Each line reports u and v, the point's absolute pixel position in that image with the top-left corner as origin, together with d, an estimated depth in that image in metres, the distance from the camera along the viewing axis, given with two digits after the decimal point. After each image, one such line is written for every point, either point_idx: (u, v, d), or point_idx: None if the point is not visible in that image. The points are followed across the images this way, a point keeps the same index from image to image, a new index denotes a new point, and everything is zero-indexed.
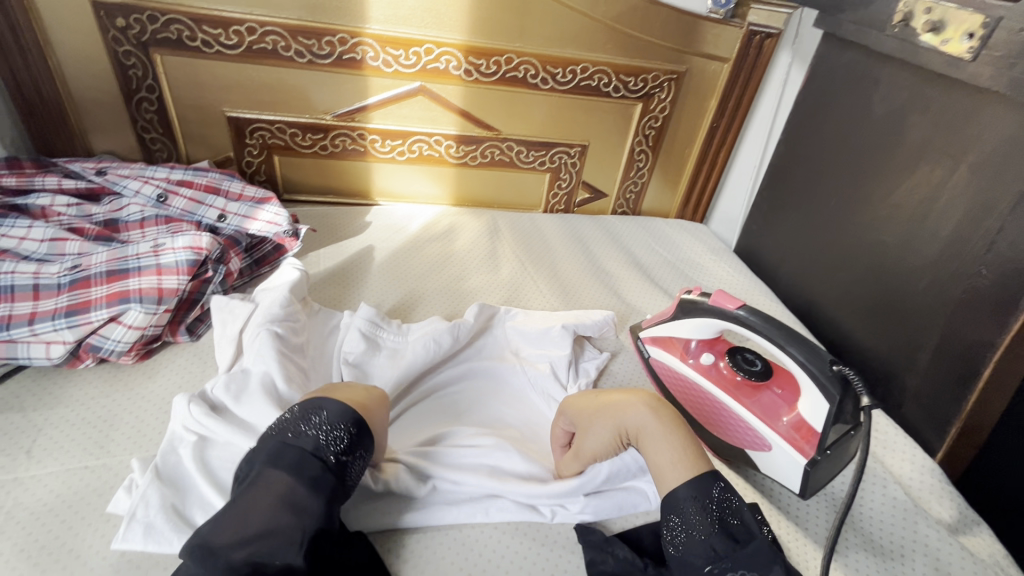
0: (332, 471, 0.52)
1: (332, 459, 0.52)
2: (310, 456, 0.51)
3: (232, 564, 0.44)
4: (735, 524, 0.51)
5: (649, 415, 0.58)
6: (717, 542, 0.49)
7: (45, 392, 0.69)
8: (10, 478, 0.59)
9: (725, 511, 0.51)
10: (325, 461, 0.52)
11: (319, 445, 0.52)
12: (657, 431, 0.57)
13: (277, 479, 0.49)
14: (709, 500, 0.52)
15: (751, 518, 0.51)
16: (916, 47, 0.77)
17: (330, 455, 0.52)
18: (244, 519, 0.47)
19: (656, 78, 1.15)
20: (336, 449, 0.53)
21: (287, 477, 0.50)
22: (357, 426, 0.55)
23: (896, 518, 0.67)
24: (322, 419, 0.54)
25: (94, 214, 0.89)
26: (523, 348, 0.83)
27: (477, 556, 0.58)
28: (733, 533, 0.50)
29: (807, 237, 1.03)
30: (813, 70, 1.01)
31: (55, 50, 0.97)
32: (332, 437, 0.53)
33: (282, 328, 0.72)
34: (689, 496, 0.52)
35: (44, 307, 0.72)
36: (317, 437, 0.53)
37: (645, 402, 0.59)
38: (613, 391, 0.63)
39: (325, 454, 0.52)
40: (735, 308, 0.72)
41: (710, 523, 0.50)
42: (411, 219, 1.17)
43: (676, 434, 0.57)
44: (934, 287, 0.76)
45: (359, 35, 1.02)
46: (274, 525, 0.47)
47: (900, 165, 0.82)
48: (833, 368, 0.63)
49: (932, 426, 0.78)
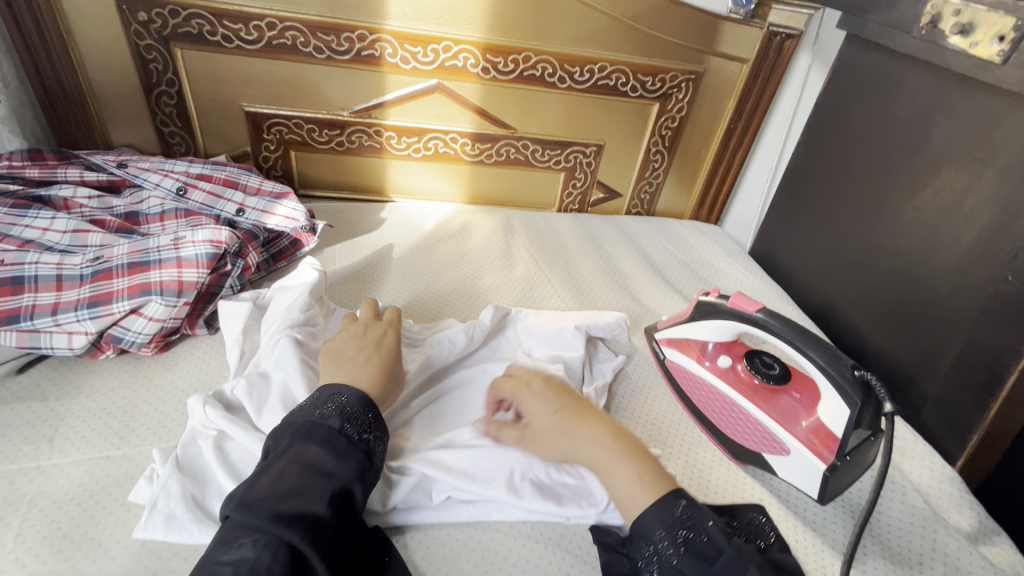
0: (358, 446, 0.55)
1: (357, 436, 0.55)
2: (335, 432, 0.54)
3: (272, 518, 0.47)
4: (701, 541, 0.51)
5: (600, 446, 0.59)
6: (686, 566, 0.50)
7: (66, 382, 0.70)
8: (32, 466, 0.60)
9: (691, 530, 0.52)
10: (350, 437, 0.55)
11: (345, 422, 0.55)
12: (612, 462, 0.58)
13: (307, 450, 0.52)
14: (674, 523, 0.52)
15: (716, 529, 0.52)
16: (943, 50, 0.76)
17: (356, 432, 0.55)
18: (277, 481, 0.50)
19: (674, 78, 1.14)
20: (361, 427, 0.56)
21: (315, 448, 0.52)
22: (375, 410, 0.58)
23: (915, 526, 0.66)
24: (344, 401, 0.57)
25: (115, 206, 0.90)
26: (535, 348, 0.80)
27: (493, 555, 0.58)
28: (700, 552, 0.50)
29: (825, 241, 1.02)
30: (835, 71, 1.00)
31: (78, 43, 0.97)
32: (355, 418, 0.56)
33: (302, 334, 0.70)
34: (655, 521, 0.53)
35: (66, 297, 0.72)
36: (343, 414, 0.56)
37: (595, 438, 0.60)
38: (563, 397, 0.64)
39: (350, 431, 0.55)
40: (755, 310, 0.71)
41: (677, 546, 0.51)
42: (426, 216, 1.17)
43: (629, 462, 0.57)
44: (957, 293, 0.75)
45: (378, 31, 1.02)
46: (306, 488, 0.50)
47: (924, 169, 0.81)
48: (855, 374, 0.62)
49: (953, 433, 0.77)
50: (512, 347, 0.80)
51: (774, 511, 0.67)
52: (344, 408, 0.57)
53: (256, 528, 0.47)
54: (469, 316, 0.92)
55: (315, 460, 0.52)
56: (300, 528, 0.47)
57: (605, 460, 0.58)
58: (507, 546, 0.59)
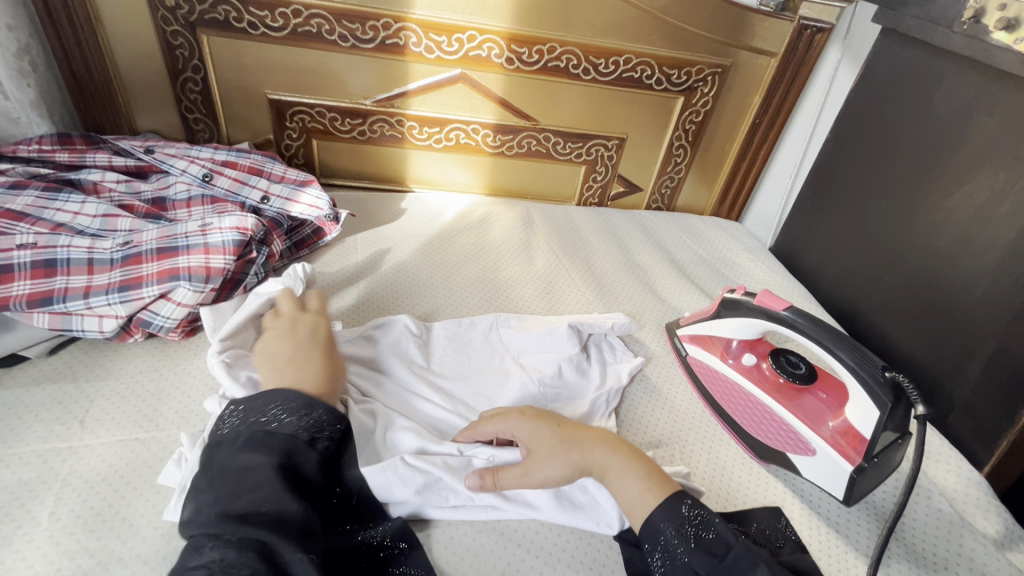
0: (279, 433, 0.53)
1: (275, 424, 0.53)
2: (254, 430, 0.53)
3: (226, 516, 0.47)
4: (710, 538, 0.51)
5: (609, 450, 0.59)
6: (697, 562, 0.50)
7: (96, 364, 0.71)
8: (64, 446, 0.61)
9: (699, 527, 0.52)
10: (268, 428, 0.53)
11: (258, 416, 0.54)
12: (622, 467, 0.57)
13: (236, 453, 0.51)
14: (682, 521, 0.52)
15: (724, 526, 0.52)
16: (986, 46, 0.74)
17: (271, 423, 0.54)
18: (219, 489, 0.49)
19: (700, 71, 1.12)
20: (276, 413, 0.54)
21: (240, 451, 0.51)
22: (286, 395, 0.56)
23: (941, 530, 0.65)
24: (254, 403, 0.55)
25: (142, 191, 0.91)
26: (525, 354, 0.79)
27: (514, 556, 0.58)
28: (710, 548, 0.51)
29: (851, 240, 1.00)
30: (868, 66, 0.97)
31: (106, 28, 0.98)
32: (265, 407, 0.55)
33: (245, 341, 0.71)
34: (664, 521, 0.53)
35: (98, 281, 0.73)
36: (253, 411, 0.54)
37: (606, 445, 0.59)
38: (549, 421, 0.62)
39: (268, 422, 0.53)
40: (781, 308, 0.70)
41: (687, 544, 0.51)
42: (445, 208, 1.17)
43: (636, 465, 0.58)
44: (991, 295, 0.74)
45: (403, 20, 1.01)
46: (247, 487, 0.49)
47: (959, 169, 0.80)
48: (886, 375, 0.61)
49: (981, 438, 0.76)
50: (498, 358, 0.79)
51: (797, 510, 0.67)
52: (253, 403, 0.55)
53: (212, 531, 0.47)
54: (488, 310, 0.91)
55: (246, 459, 0.51)
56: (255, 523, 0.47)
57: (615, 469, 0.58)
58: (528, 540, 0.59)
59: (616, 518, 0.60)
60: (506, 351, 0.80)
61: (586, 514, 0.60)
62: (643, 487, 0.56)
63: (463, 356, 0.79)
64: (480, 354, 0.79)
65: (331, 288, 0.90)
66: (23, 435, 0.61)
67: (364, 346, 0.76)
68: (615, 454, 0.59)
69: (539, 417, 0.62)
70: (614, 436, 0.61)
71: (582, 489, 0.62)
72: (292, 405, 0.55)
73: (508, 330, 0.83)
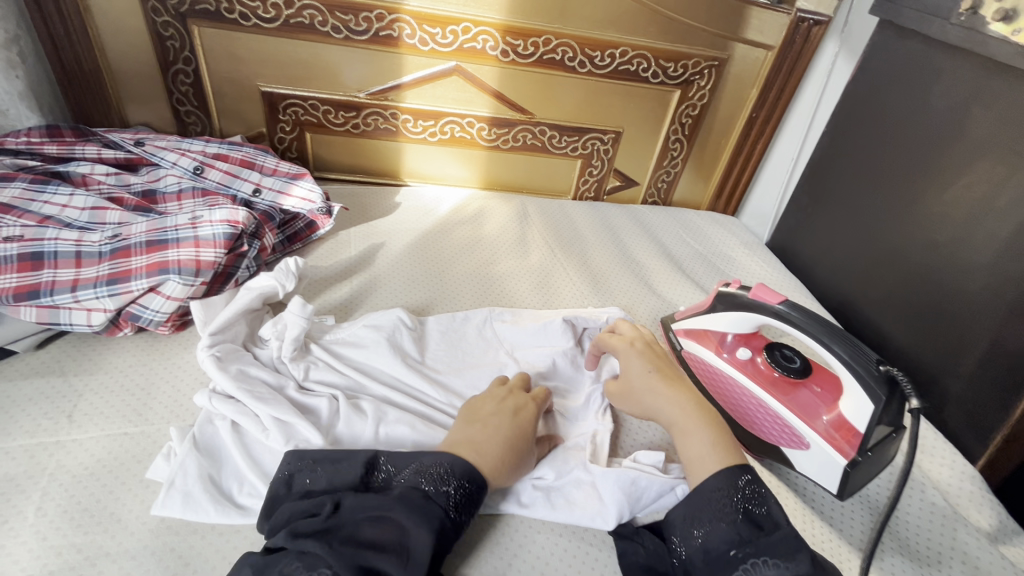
0: (437, 504, 0.51)
1: (432, 491, 0.51)
2: (412, 489, 0.51)
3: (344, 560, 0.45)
4: (761, 514, 0.52)
5: (681, 408, 0.62)
6: (742, 529, 0.51)
7: (84, 358, 0.70)
8: (52, 441, 0.60)
9: (750, 502, 0.53)
10: (429, 494, 0.51)
11: (422, 476, 0.52)
12: (689, 423, 0.60)
13: (385, 507, 0.49)
14: (734, 493, 0.53)
15: (777, 509, 0.53)
16: (984, 37, 0.74)
17: (431, 488, 0.52)
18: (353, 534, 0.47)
19: (697, 64, 1.12)
20: (439, 479, 0.52)
21: (396, 504, 0.50)
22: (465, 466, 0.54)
23: (934, 524, 0.65)
24: (425, 464, 0.54)
25: (132, 183, 0.90)
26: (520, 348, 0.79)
27: (507, 550, 0.57)
28: (757, 521, 0.52)
29: (848, 234, 1.00)
30: (865, 58, 0.97)
31: (95, 19, 0.96)
32: (435, 472, 0.53)
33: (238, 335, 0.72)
34: (714, 489, 0.54)
35: (85, 274, 0.72)
36: (418, 466, 0.54)
37: (686, 397, 0.63)
38: (651, 357, 0.68)
39: (427, 486, 0.51)
40: (777, 303, 0.70)
41: (736, 515, 0.52)
42: (440, 202, 1.16)
43: (705, 424, 0.60)
44: (988, 289, 0.74)
45: (397, 11, 1.00)
46: (383, 543, 0.47)
47: (956, 161, 0.79)
48: (880, 368, 0.61)
49: (975, 431, 0.76)
50: (493, 352, 0.79)
51: (791, 504, 0.66)
52: (420, 462, 0.54)
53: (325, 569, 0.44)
54: (482, 304, 0.91)
55: (398, 516, 0.49)
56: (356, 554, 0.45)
57: (685, 425, 0.60)
58: (523, 533, 0.59)
59: (613, 512, 0.59)
60: (501, 347, 0.80)
61: (580, 509, 0.60)
62: (709, 446, 0.58)
63: (460, 350, 0.78)
64: (483, 346, 0.80)
65: (322, 281, 0.90)
66: (12, 429, 0.61)
67: (358, 340, 0.76)
68: (694, 409, 0.61)
69: (644, 350, 0.69)
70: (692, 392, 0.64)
71: (580, 485, 0.62)
72: (456, 474, 0.53)
73: (503, 324, 0.82)
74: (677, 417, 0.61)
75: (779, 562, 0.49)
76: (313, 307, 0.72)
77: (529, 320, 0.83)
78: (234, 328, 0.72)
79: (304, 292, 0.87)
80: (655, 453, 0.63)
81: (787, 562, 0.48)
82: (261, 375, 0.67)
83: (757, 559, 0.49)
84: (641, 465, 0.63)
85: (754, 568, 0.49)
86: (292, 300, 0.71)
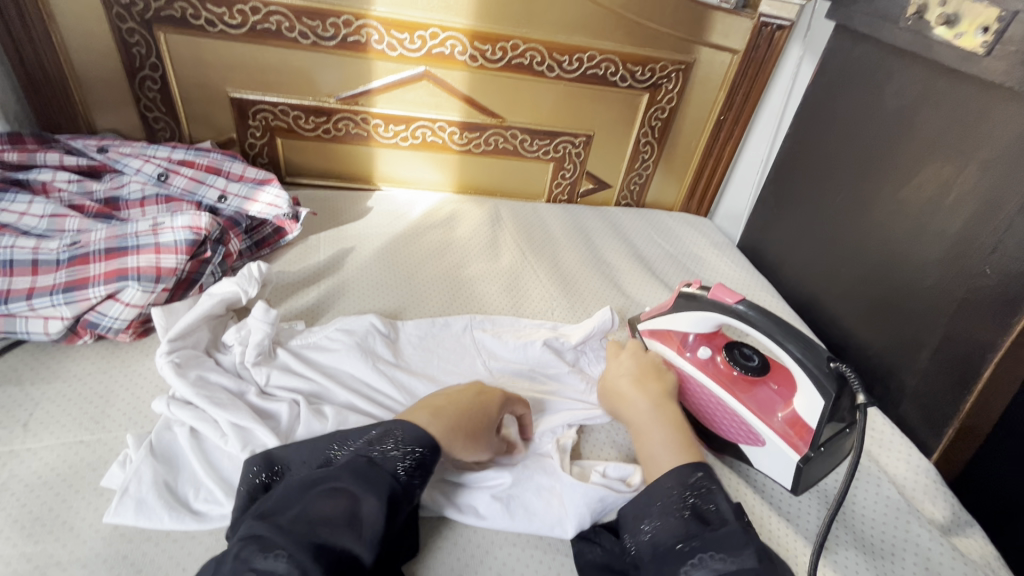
0: (385, 470, 0.50)
1: (379, 457, 0.51)
2: (358, 458, 0.51)
3: (298, 538, 0.43)
4: (708, 509, 0.52)
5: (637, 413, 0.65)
6: (688, 524, 0.52)
7: (42, 367, 0.70)
8: (5, 450, 0.60)
9: (700, 497, 0.53)
10: (374, 460, 0.50)
11: (368, 444, 0.52)
12: (649, 425, 0.63)
13: (334, 478, 0.48)
14: (685, 489, 0.54)
15: (726, 504, 0.53)
16: (928, 41, 0.76)
17: (377, 453, 0.51)
18: (303, 510, 0.46)
19: (664, 68, 1.13)
20: (383, 445, 0.52)
21: (344, 475, 0.49)
22: (408, 432, 0.54)
23: (889, 517, 0.66)
24: (371, 436, 0.53)
25: (95, 191, 0.89)
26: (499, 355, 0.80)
27: (466, 552, 0.58)
28: (704, 516, 0.52)
29: (811, 233, 1.02)
30: (824, 62, 0.99)
31: (59, 26, 0.96)
32: (380, 440, 0.53)
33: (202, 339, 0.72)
34: (668, 486, 0.55)
35: (42, 282, 0.72)
36: (365, 438, 0.53)
37: (648, 397, 0.66)
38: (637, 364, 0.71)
39: (373, 452, 0.51)
40: (734, 302, 0.71)
41: (684, 511, 0.53)
42: (412, 205, 1.17)
43: (663, 426, 0.62)
44: (939, 286, 0.75)
45: (364, 16, 1.01)
46: (333, 516, 0.46)
47: (909, 162, 0.81)
48: (830, 365, 0.62)
49: (930, 425, 0.78)
50: (460, 355, 0.79)
51: (749, 499, 0.67)
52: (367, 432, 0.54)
53: (282, 551, 0.42)
54: (451, 308, 0.91)
55: (348, 486, 0.48)
56: (304, 532, 0.44)
57: (644, 427, 0.63)
58: (482, 533, 0.59)
59: (574, 522, 0.58)
60: (467, 350, 0.80)
61: (539, 518, 0.59)
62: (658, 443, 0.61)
63: (430, 354, 0.79)
64: (454, 350, 0.80)
65: (289, 287, 0.90)
66: None
67: (322, 347, 0.76)
68: (653, 410, 0.64)
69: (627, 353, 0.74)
70: (662, 390, 0.67)
71: (539, 492, 0.61)
72: (400, 439, 0.53)
73: (483, 332, 0.83)
74: (637, 419, 0.65)
75: (725, 556, 0.48)
76: (276, 312, 0.72)
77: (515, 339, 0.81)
78: (195, 334, 0.71)
79: (270, 298, 0.87)
80: (623, 466, 0.64)
81: (732, 557, 0.48)
82: (221, 381, 0.67)
83: (703, 554, 0.49)
84: (608, 479, 0.62)
85: (699, 561, 0.48)
86: (256, 305, 0.72)
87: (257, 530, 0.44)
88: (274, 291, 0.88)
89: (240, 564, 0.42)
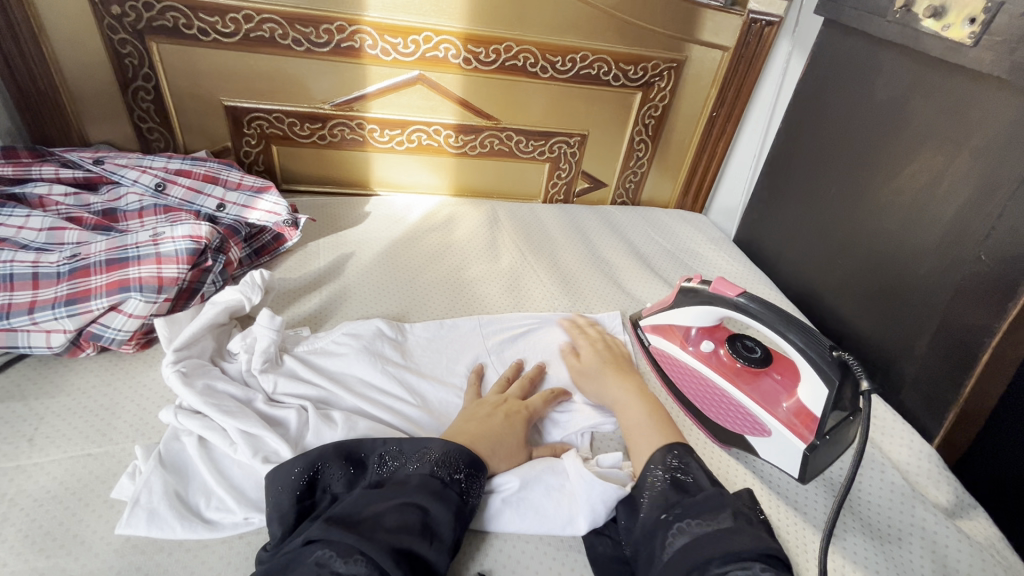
0: (453, 490, 0.55)
1: (448, 477, 0.55)
2: (428, 477, 0.55)
3: (380, 543, 0.47)
4: (687, 481, 0.57)
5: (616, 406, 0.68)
6: (670, 495, 0.55)
7: (46, 381, 0.69)
8: (12, 466, 0.59)
9: (679, 472, 0.57)
10: (445, 480, 0.55)
11: (435, 465, 0.56)
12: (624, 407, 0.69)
13: (406, 494, 0.53)
14: (666, 465, 0.58)
15: (702, 476, 0.57)
16: (916, 33, 0.78)
17: (446, 476, 0.56)
18: (379, 520, 0.50)
19: (656, 66, 1.14)
20: (447, 466, 0.56)
21: (417, 492, 0.53)
22: (468, 455, 0.58)
23: (893, 502, 0.67)
24: (435, 455, 0.57)
25: (92, 203, 0.90)
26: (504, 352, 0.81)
27: (479, 552, 0.58)
28: (684, 487, 0.56)
29: (807, 227, 1.03)
30: (815, 55, 1.00)
31: (50, 38, 0.96)
32: (447, 460, 0.57)
33: (208, 345, 0.72)
34: (652, 465, 0.59)
35: (43, 296, 0.72)
36: (430, 457, 0.57)
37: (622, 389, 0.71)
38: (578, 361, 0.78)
39: (441, 473, 0.56)
40: (735, 295, 0.71)
41: (664, 484, 0.56)
42: (410, 209, 1.17)
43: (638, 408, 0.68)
44: (934, 275, 0.77)
45: (358, 22, 1.01)
46: (408, 527, 0.50)
47: (903, 153, 0.82)
48: (834, 354, 0.62)
49: (930, 411, 0.79)
50: (466, 356, 0.79)
51: (755, 489, 0.68)
52: (427, 449, 0.58)
53: (365, 552, 0.46)
54: (452, 310, 0.91)
55: (419, 501, 0.52)
56: (384, 540, 0.48)
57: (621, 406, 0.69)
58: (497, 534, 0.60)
59: (586, 520, 0.58)
60: (472, 350, 0.80)
61: (551, 520, 0.59)
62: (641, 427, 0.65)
63: (437, 356, 0.79)
64: (462, 351, 0.80)
65: (292, 293, 0.90)
66: None
67: (329, 353, 0.75)
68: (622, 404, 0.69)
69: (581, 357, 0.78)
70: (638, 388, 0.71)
71: (550, 492, 0.61)
72: (461, 462, 0.57)
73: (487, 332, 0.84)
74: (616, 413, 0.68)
75: (702, 521, 0.51)
76: (281, 319, 0.72)
77: (535, 359, 0.81)
78: (199, 343, 0.71)
79: (273, 305, 0.87)
80: (614, 454, 0.64)
81: (708, 520, 0.51)
82: (228, 390, 0.66)
83: (682, 521, 0.52)
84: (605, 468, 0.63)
85: (681, 528, 0.51)
86: (260, 312, 0.72)
87: (335, 536, 0.47)
88: (273, 300, 0.87)
89: (321, 568, 0.45)
